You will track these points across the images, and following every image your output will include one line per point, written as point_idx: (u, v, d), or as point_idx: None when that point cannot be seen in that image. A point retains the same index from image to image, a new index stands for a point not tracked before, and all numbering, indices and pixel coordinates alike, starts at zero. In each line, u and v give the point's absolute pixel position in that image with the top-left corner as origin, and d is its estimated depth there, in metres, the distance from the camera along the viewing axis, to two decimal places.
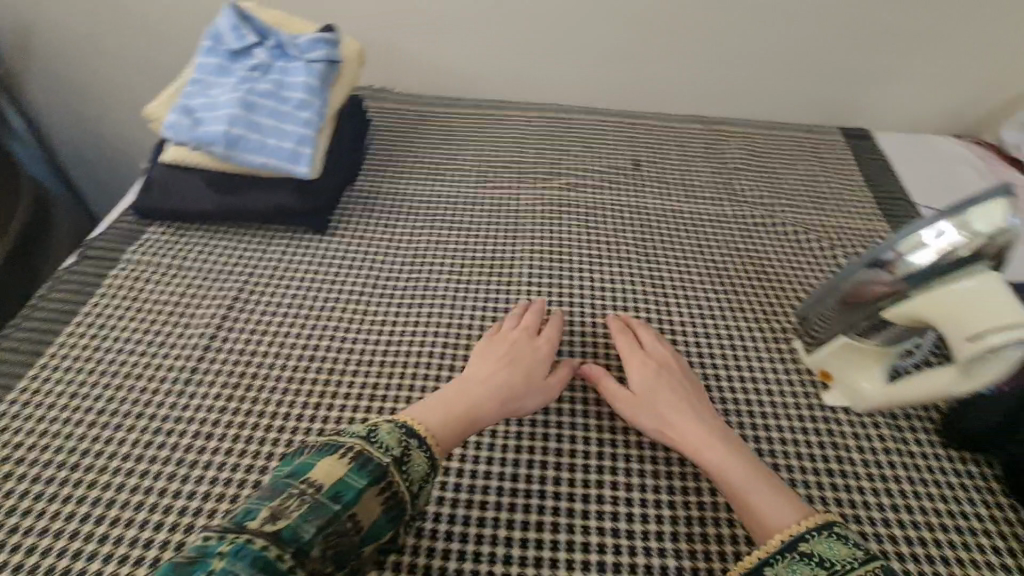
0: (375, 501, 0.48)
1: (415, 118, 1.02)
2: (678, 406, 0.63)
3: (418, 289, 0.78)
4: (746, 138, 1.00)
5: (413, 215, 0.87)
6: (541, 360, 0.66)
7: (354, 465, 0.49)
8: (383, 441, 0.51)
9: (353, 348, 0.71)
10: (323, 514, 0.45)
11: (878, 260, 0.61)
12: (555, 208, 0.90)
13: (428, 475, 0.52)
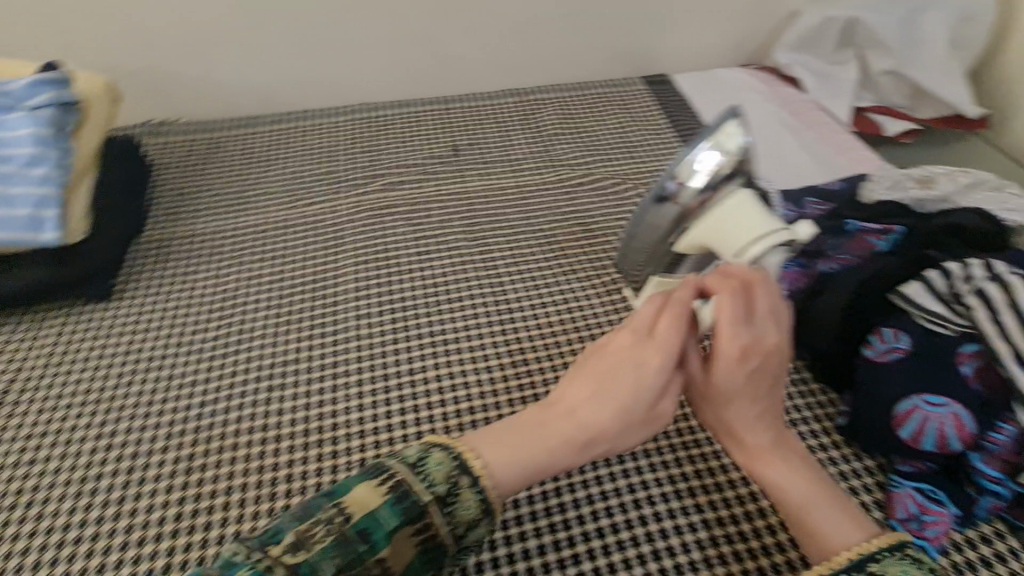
0: (407, 545, 0.35)
1: (205, 145, 0.85)
2: (754, 397, 0.43)
3: (233, 341, 0.62)
4: (556, 99, 0.95)
5: (209, 257, 0.70)
6: (655, 375, 0.40)
7: (391, 498, 0.35)
8: (430, 473, 0.37)
9: (180, 444, 0.54)
10: (347, 552, 0.33)
11: (662, 193, 0.51)
12: (387, 201, 0.78)
13: (481, 518, 0.37)
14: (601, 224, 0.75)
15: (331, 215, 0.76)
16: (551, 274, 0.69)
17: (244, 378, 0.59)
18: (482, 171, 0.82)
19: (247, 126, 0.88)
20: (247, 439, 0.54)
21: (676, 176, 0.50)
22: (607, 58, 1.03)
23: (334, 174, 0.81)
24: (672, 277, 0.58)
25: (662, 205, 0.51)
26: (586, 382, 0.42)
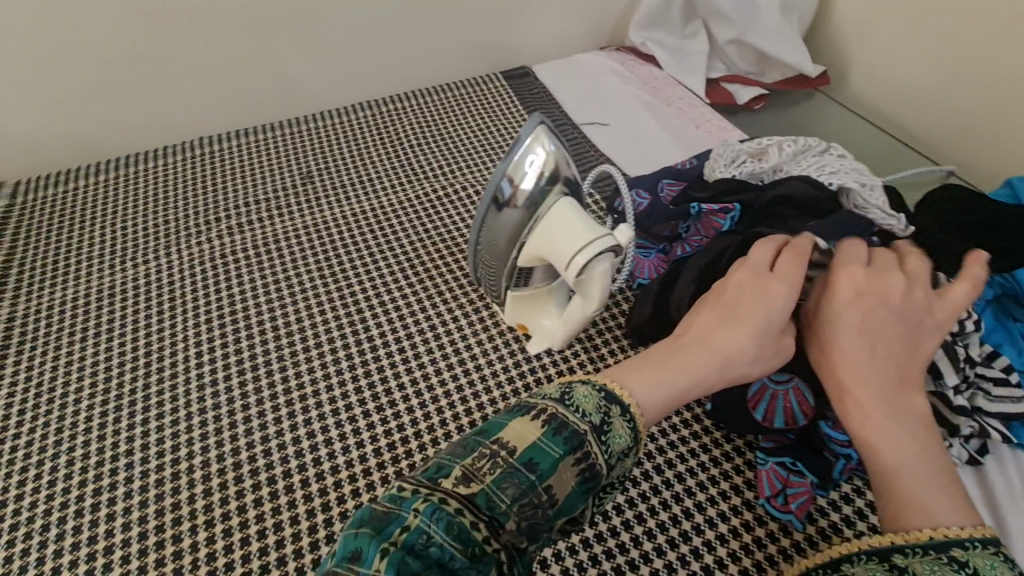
0: (572, 475, 0.34)
1: (17, 214, 0.76)
2: (880, 348, 0.43)
3: (65, 441, 0.55)
4: (412, 109, 0.91)
5: (30, 348, 0.63)
6: (775, 306, 0.44)
7: (550, 429, 0.35)
8: (581, 404, 0.36)
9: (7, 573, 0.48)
10: (517, 482, 0.33)
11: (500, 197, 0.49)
12: (231, 249, 0.72)
13: (631, 451, 0.37)
14: (464, 238, 0.73)
15: (170, 275, 0.69)
16: (416, 299, 0.67)
17: (76, 483, 0.53)
18: (335, 198, 0.77)
19: (63, 185, 0.79)
20: (84, 553, 0.49)
21: (509, 175, 0.48)
22: (461, 59, 0.99)
23: (169, 226, 0.74)
24: (526, 291, 0.56)
25: (499, 208, 0.49)
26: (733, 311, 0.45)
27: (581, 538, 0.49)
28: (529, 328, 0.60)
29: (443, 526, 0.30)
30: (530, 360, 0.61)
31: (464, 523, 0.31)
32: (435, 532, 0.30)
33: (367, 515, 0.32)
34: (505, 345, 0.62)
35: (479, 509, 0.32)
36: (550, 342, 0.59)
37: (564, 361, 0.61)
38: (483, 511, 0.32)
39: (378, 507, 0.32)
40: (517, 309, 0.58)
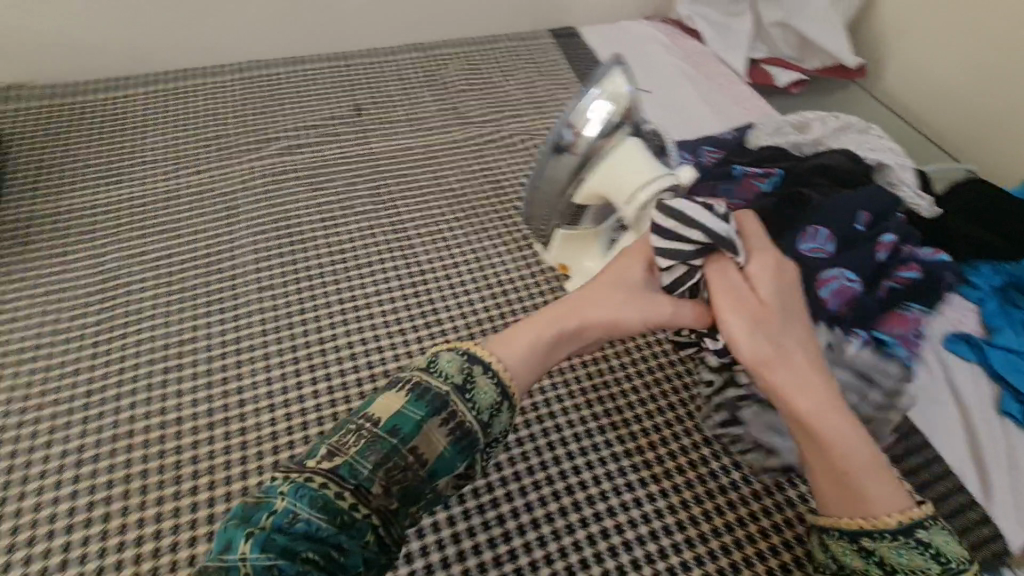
0: (436, 437, 0.39)
1: (73, 118, 0.77)
2: (808, 339, 0.44)
3: (130, 329, 0.59)
4: (461, 58, 0.92)
5: (90, 243, 0.65)
6: (627, 275, 0.48)
7: (413, 397, 0.40)
8: (445, 370, 0.41)
9: (83, 438, 0.52)
10: (379, 449, 0.38)
11: (560, 144, 0.52)
12: (281, 167, 0.74)
13: (499, 403, 0.42)
14: (508, 181, 0.75)
15: (222, 185, 0.71)
16: (462, 233, 0.69)
17: (139, 370, 0.57)
18: (384, 132, 0.79)
19: (117, 93, 0.80)
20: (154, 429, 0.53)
21: (571, 124, 0.52)
22: (512, 9, 0.99)
23: (222, 141, 0.76)
24: (573, 230, 0.60)
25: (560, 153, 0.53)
26: (592, 287, 0.48)
27: (607, 454, 0.55)
28: (570, 268, 0.64)
29: (309, 501, 0.35)
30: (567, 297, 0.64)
31: (331, 496, 0.36)
32: (300, 509, 0.35)
33: (242, 509, 0.36)
34: (541, 281, 0.66)
35: (343, 480, 0.36)
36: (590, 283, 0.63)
37: None
38: (349, 482, 0.36)
39: (252, 499, 0.37)
40: (562, 248, 0.62)
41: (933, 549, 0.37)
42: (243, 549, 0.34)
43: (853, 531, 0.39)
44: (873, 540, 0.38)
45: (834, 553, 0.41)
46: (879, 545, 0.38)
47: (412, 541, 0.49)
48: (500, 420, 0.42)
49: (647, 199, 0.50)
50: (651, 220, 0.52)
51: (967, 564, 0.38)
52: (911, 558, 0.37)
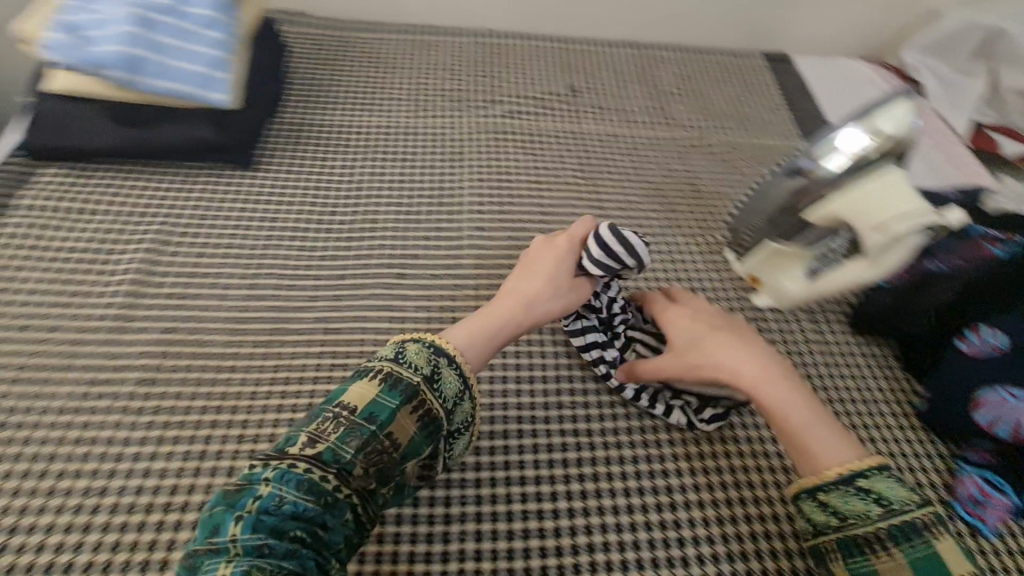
0: (410, 421, 0.40)
1: (331, 43, 0.87)
2: (734, 342, 0.49)
3: (357, 229, 0.65)
4: (674, 62, 0.94)
5: (333, 149, 0.73)
6: (534, 273, 0.53)
7: (386, 387, 0.41)
8: (411, 360, 0.43)
9: (307, 311, 0.58)
10: (359, 435, 0.38)
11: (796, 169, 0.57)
12: (504, 127, 0.80)
13: (462, 394, 0.44)
14: (709, 188, 0.77)
15: (452, 131, 0.78)
16: (657, 224, 0.72)
17: (361, 267, 0.63)
18: (597, 116, 0.84)
19: (374, 29, 0.89)
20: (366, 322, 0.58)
21: (813, 156, 0.56)
22: (733, 26, 1.01)
23: (456, 93, 0.83)
24: (783, 246, 0.61)
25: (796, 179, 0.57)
26: (520, 278, 0.54)
27: (781, 464, 0.53)
28: (762, 283, 0.65)
29: (297, 485, 0.36)
30: (755, 312, 0.66)
31: (315, 479, 0.37)
32: (287, 492, 0.36)
33: (221, 497, 0.37)
34: (726, 286, 0.67)
35: (327, 464, 0.37)
36: (779, 302, 0.64)
37: (781, 322, 0.65)
38: (334, 465, 0.37)
39: (231, 486, 0.37)
40: (760, 261, 0.64)
41: (875, 494, 0.40)
42: (232, 531, 0.34)
43: (810, 489, 0.42)
44: (822, 490, 0.41)
45: (805, 520, 0.43)
46: (829, 496, 0.41)
47: (584, 483, 0.51)
48: (462, 410, 0.44)
49: (903, 231, 0.50)
50: (897, 253, 0.52)
51: (913, 505, 0.40)
52: (857, 505, 0.40)
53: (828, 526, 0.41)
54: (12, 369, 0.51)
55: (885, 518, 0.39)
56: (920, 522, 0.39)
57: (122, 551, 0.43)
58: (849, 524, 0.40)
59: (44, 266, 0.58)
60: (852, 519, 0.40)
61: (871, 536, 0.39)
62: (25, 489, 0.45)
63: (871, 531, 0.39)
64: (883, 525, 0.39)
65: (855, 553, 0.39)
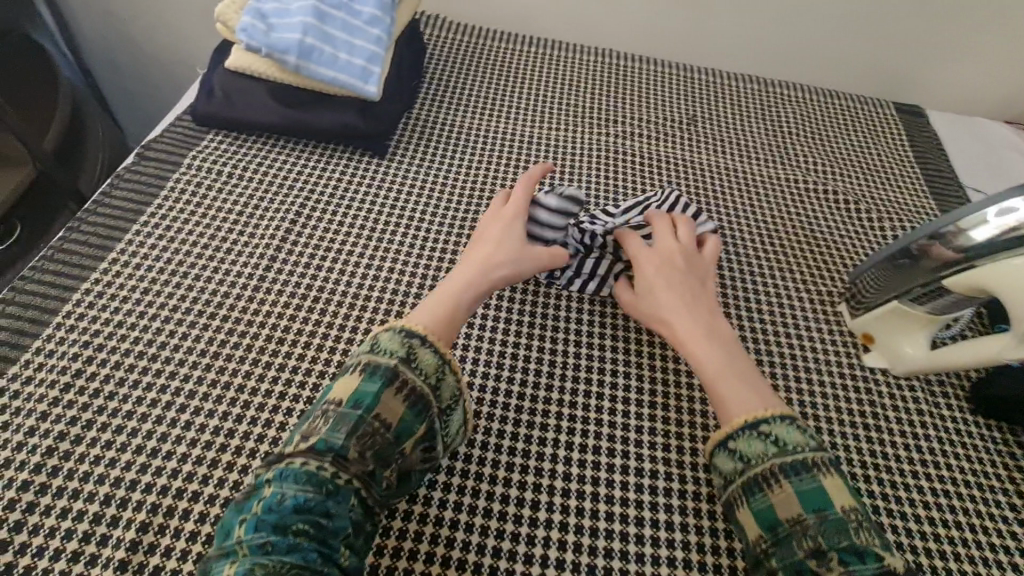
0: (394, 401, 0.45)
1: (465, 46, 0.91)
2: (684, 300, 0.58)
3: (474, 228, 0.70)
4: (799, 102, 0.92)
5: (458, 149, 0.78)
6: (479, 251, 0.59)
7: (367, 375, 0.46)
8: (385, 347, 0.47)
9: (424, 297, 0.63)
10: (348, 421, 0.44)
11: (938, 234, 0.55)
12: (620, 147, 0.81)
13: (442, 369, 0.48)
14: (824, 236, 0.75)
15: (569, 146, 0.81)
16: (766, 264, 0.71)
17: None
18: (713, 148, 0.84)
19: (506, 39, 0.93)
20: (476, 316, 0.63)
21: (959, 224, 0.54)
22: (862, 74, 0.99)
23: (576, 109, 0.85)
24: (909, 309, 0.59)
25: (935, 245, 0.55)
26: (473, 253, 0.59)
27: None
28: (876, 342, 0.63)
29: (294, 479, 0.41)
30: (864, 369, 0.63)
31: (311, 470, 0.42)
32: (286, 488, 0.41)
33: (234, 507, 0.42)
34: (834, 338, 0.65)
35: (321, 454, 0.42)
36: (893, 366, 0.62)
37: (896, 388, 0.62)
38: (327, 454, 0.42)
39: (241, 497, 0.43)
40: (877, 320, 0.62)
41: (772, 437, 0.47)
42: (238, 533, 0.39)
43: (722, 440, 0.49)
44: (731, 438, 0.48)
45: (717, 473, 0.49)
46: (737, 442, 0.48)
47: (672, 514, 0.52)
48: (449, 386, 0.48)
49: None
50: None
51: (806, 450, 0.46)
52: (756, 448, 0.47)
53: (732, 474, 0.47)
54: (174, 309, 0.59)
55: (779, 456, 0.46)
56: (808, 462, 0.46)
57: (252, 488, 0.49)
58: (753, 465, 0.46)
59: (203, 223, 0.65)
60: (755, 459, 0.47)
61: (767, 473, 0.46)
62: (175, 418, 0.52)
63: (766, 468, 0.46)
64: (778, 461, 0.46)
65: (756, 491, 0.45)
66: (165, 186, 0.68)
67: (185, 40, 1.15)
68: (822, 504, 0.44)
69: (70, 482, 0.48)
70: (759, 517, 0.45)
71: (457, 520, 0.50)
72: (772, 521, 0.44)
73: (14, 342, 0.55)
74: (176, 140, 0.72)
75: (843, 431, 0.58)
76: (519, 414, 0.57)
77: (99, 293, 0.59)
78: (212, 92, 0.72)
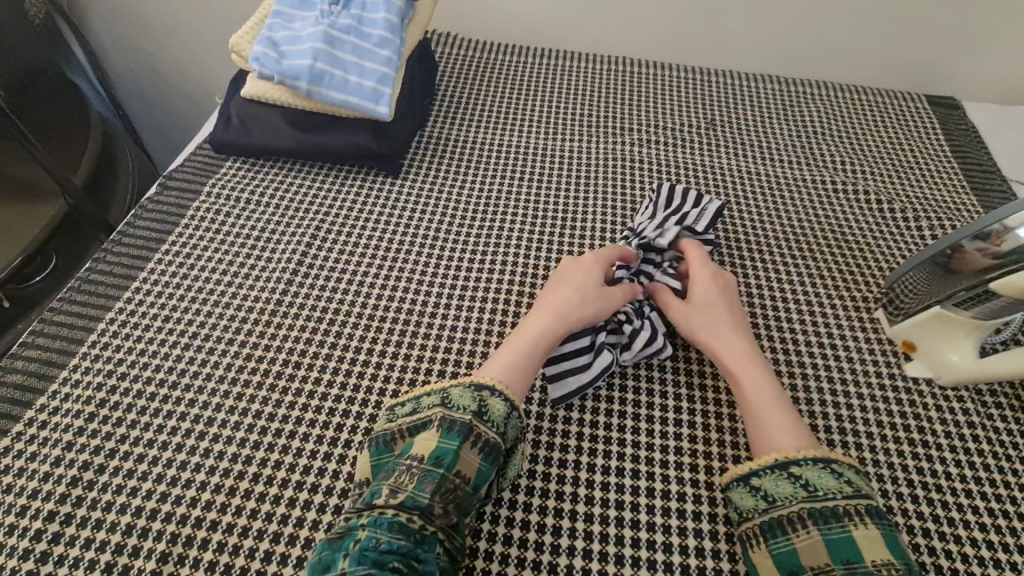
0: (473, 454, 0.46)
1: (476, 61, 0.91)
2: (732, 322, 0.58)
3: (487, 243, 0.69)
4: (823, 100, 0.89)
5: (471, 163, 0.77)
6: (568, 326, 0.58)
7: (446, 431, 0.47)
8: (458, 403, 0.48)
9: (439, 314, 0.62)
10: (431, 478, 0.44)
11: (981, 234, 0.52)
12: (636, 155, 0.80)
13: (510, 413, 0.49)
14: (855, 238, 0.71)
15: (582, 156, 0.79)
16: (794, 270, 0.68)
17: (490, 280, 0.66)
18: (732, 152, 0.81)
19: (516, 52, 0.93)
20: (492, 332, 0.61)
21: (1004, 223, 0.50)
22: (886, 69, 0.96)
23: (589, 119, 0.84)
24: (955, 316, 0.55)
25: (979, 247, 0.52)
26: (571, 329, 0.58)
27: (924, 559, 0.48)
28: (919, 350, 0.59)
29: (389, 526, 0.41)
30: (905, 380, 0.59)
31: (403, 521, 0.42)
32: (383, 533, 0.41)
33: (325, 547, 0.42)
34: (871, 347, 0.62)
35: (411, 508, 0.42)
36: (940, 375, 0.58)
37: (941, 399, 0.58)
38: (416, 509, 0.42)
39: (332, 535, 0.42)
40: (917, 327, 0.58)
41: (803, 480, 0.46)
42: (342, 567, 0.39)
43: (744, 475, 0.48)
44: (758, 475, 0.47)
45: (734, 506, 0.48)
46: (762, 480, 0.47)
47: (702, 539, 0.49)
48: (518, 432, 0.50)
49: None
50: None
51: (838, 495, 0.45)
52: (785, 490, 0.46)
53: (752, 510, 0.46)
54: (195, 334, 0.59)
55: (808, 500, 0.45)
56: (839, 508, 0.44)
57: (269, 516, 0.49)
58: (778, 505, 0.46)
59: (223, 250, 0.66)
60: (781, 500, 0.46)
61: (793, 516, 0.45)
62: (194, 445, 0.52)
63: (794, 512, 0.45)
64: (807, 506, 0.45)
65: (779, 534, 0.44)
66: (187, 214, 0.69)
67: (207, 70, 1.19)
68: (852, 556, 0.42)
69: (93, 512, 0.48)
70: (780, 560, 0.44)
71: (476, 548, 0.48)
72: (795, 567, 0.43)
73: (43, 373, 0.56)
74: (196, 169, 0.74)
75: (886, 448, 0.55)
76: (538, 435, 0.55)
77: (123, 321, 0.60)
78: (229, 120, 0.74)
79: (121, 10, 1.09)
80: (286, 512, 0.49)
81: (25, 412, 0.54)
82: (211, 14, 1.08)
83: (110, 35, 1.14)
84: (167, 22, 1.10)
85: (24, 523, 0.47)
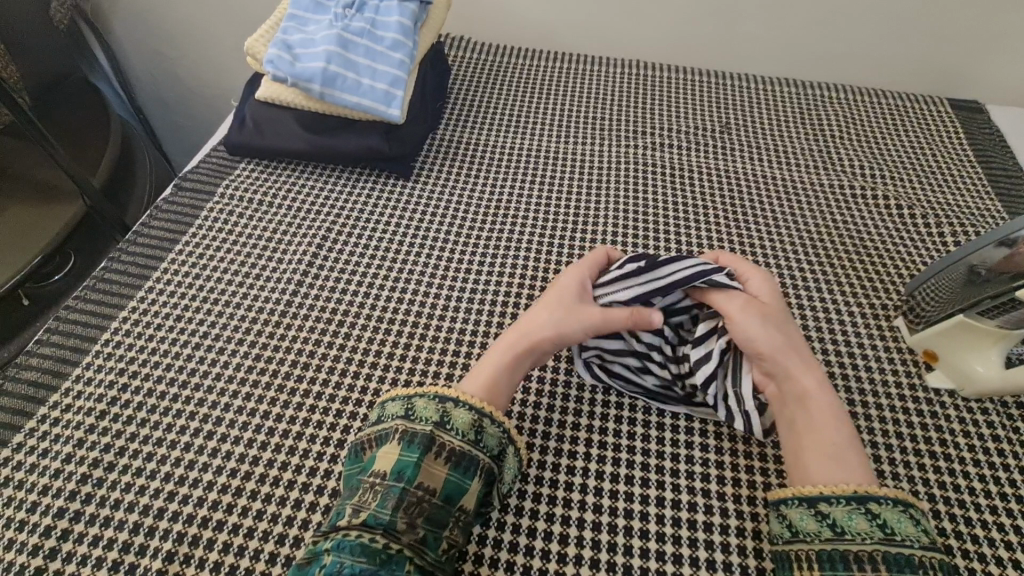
0: (431, 467, 0.45)
1: (489, 64, 0.91)
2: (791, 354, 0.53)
3: (498, 244, 0.69)
4: (842, 105, 0.87)
5: (483, 165, 0.77)
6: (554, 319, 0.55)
7: (406, 442, 0.46)
8: (419, 412, 0.48)
9: (447, 315, 0.62)
10: (393, 496, 0.44)
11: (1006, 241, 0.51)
12: (649, 160, 0.79)
13: (479, 421, 0.48)
14: (875, 244, 0.70)
15: (595, 160, 0.79)
16: (813, 276, 0.66)
17: (498, 282, 0.65)
18: (750, 156, 0.80)
19: (529, 57, 0.93)
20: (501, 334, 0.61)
21: None
22: (907, 72, 0.94)
23: (604, 122, 0.84)
24: (978, 324, 0.54)
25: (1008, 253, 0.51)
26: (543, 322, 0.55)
27: None
28: (941, 360, 0.57)
29: (352, 550, 0.41)
30: (927, 391, 0.57)
31: (366, 542, 0.41)
32: (345, 558, 0.41)
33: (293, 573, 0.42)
34: (890, 355, 0.60)
35: (373, 527, 0.42)
36: (962, 387, 0.56)
37: (962, 411, 0.56)
38: (379, 527, 0.42)
39: (302, 562, 0.42)
40: (940, 336, 0.57)
41: (880, 519, 0.43)
42: None
43: (814, 498, 0.45)
44: (830, 502, 0.45)
45: (789, 523, 0.46)
46: (833, 508, 0.45)
47: (713, 551, 0.48)
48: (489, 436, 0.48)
49: None
50: None
51: (915, 543, 0.42)
52: (859, 524, 0.44)
53: (815, 535, 0.44)
54: (205, 333, 0.60)
55: (884, 543, 0.43)
56: (914, 557, 0.42)
57: (273, 517, 0.48)
58: (847, 539, 0.43)
59: (235, 251, 0.67)
60: (853, 535, 0.43)
61: (864, 554, 0.42)
62: (202, 444, 0.52)
63: (864, 551, 0.42)
64: (882, 548, 0.42)
65: (839, 567, 0.42)
66: (200, 215, 0.70)
67: (225, 73, 1.21)
68: None
69: (101, 509, 0.48)
70: None
71: (482, 555, 0.47)
72: None
73: (57, 371, 0.57)
74: (210, 169, 0.75)
75: (904, 458, 0.53)
76: (545, 440, 0.54)
77: (135, 320, 0.61)
78: (243, 121, 0.75)
79: (142, 15, 1.11)
80: (291, 514, 0.49)
81: (39, 408, 0.54)
82: (227, 20, 1.10)
83: (133, 42, 1.17)
84: (187, 27, 1.12)
85: (35, 519, 0.48)
